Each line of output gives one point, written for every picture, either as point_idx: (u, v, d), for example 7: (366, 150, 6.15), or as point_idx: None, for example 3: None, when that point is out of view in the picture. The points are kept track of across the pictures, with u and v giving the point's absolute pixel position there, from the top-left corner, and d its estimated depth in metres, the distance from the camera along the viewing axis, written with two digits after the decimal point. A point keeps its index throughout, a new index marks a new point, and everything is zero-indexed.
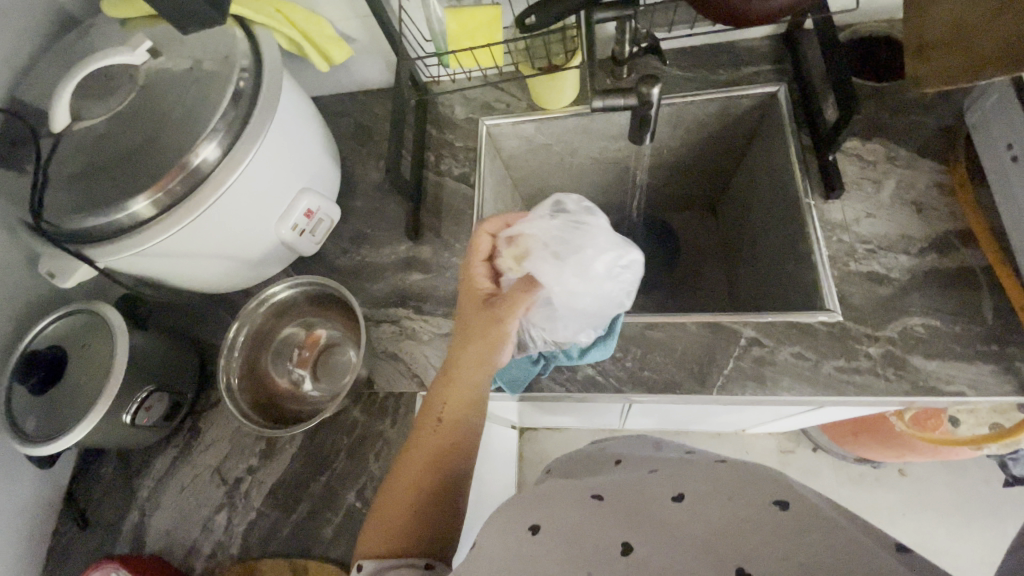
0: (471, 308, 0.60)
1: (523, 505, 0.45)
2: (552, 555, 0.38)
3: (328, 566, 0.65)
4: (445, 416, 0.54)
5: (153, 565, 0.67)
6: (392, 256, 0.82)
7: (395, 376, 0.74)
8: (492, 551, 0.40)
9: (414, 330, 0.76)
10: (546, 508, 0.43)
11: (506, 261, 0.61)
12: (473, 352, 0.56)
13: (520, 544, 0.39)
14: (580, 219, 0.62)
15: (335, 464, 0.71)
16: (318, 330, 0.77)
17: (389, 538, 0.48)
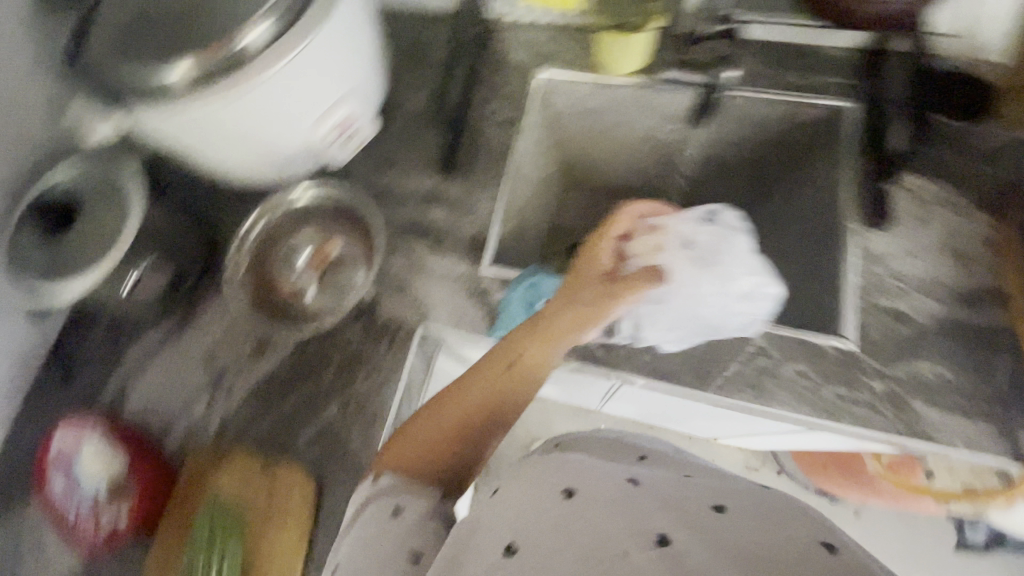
0: (587, 273, 0.61)
1: (558, 464, 0.43)
2: (578, 527, 0.36)
3: (296, 470, 0.66)
4: (517, 365, 0.53)
5: (127, 430, 0.68)
6: (419, 186, 0.80)
7: (399, 306, 0.74)
8: (519, 504, 0.39)
9: (427, 265, 0.75)
10: (583, 474, 0.41)
11: (642, 244, 0.68)
12: (572, 316, 0.56)
13: (546, 506, 0.38)
14: (727, 233, 0.70)
15: (323, 376, 0.71)
16: (332, 244, 0.74)
17: (415, 459, 0.50)
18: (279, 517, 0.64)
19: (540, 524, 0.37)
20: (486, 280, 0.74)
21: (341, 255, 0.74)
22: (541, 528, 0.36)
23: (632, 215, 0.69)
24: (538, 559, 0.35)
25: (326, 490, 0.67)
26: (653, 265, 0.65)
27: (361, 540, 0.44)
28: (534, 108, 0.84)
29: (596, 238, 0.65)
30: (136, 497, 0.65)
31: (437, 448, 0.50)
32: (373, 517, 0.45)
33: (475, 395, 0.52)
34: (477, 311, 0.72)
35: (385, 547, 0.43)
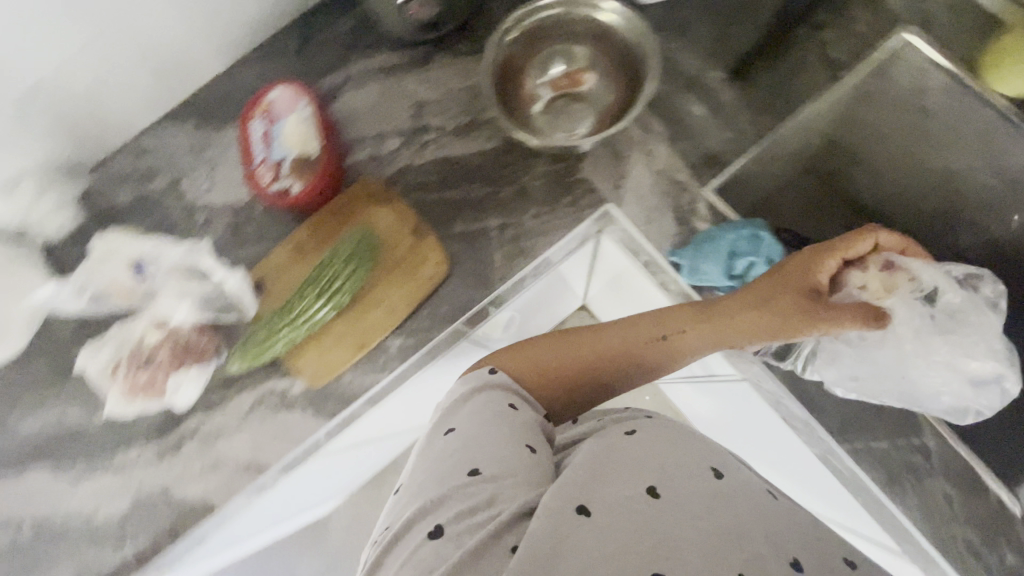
0: (790, 279, 0.50)
1: (708, 444, 0.44)
2: (724, 509, 0.37)
3: (437, 250, 0.69)
4: (670, 337, 0.50)
5: (327, 119, 0.72)
6: (697, 72, 0.71)
7: (604, 171, 0.68)
8: (672, 458, 0.40)
9: (655, 148, 0.68)
10: (733, 469, 0.42)
11: (867, 277, 0.53)
12: (752, 322, 0.50)
13: (698, 475, 0.39)
14: (973, 310, 0.54)
15: (502, 189, 0.71)
16: (588, 74, 0.68)
17: (537, 376, 0.48)
18: (405, 276, 0.68)
19: (685, 487, 0.38)
20: (699, 201, 0.65)
21: (589, 92, 0.68)
22: (685, 490, 0.38)
23: (879, 242, 0.52)
24: (676, 516, 0.36)
25: (449, 282, 0.69)
26: (876, 305, 0.52)
27: (479, 414, 0.43)
28: (868, 71, 0.69)
29: (818, 248, 0.51)
30: (307, 182, 0.69)
31: (564, 379, 0.49)
32: (489, 404, 0.44)
33: (615, 343, 0.50)
34: (673, 224, 0.65)
35: (501, 427, 0.42)
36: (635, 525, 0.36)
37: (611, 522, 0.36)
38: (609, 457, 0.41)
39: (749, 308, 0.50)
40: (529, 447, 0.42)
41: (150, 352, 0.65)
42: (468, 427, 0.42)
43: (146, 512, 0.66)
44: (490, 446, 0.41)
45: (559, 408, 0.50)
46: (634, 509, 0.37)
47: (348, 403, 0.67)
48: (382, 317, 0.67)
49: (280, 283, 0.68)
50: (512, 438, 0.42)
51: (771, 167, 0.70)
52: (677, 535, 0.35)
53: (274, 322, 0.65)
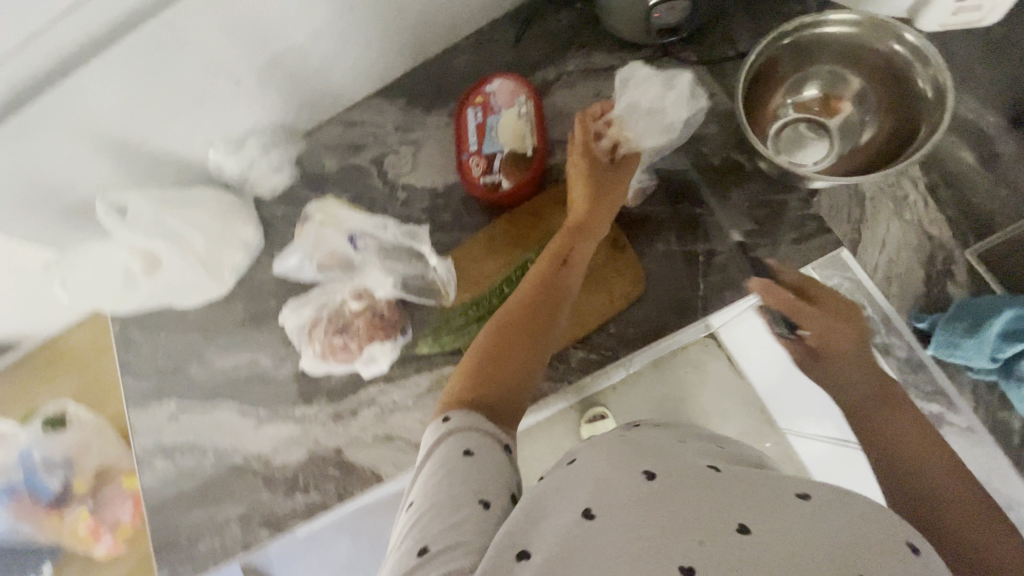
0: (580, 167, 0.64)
1: (635, 440, 0.39)
2: (653, 500, 0.33)
3: (635, 266, 0.65)
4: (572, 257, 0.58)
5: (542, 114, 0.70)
6: (969, 114, 0.62)
7: (841, 214, 0.62)
8: (602, 476, 0.36)
9: (905, 197, 0.62)
10: (669, 455, 0.37)
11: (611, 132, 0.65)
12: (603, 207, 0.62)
13: (623, 482, 0.35)
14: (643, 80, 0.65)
15: (717, 214, 0.65)
16: (848, 107, 0.62)
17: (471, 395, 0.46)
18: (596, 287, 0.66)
19: (607, 496, 0.34)
20: (959, 261, 0.60)
21: (845, 122, 0.63)
22: (617, 500, 0.34)
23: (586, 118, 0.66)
24: (608, 537, 0.32)
25: (644, 300, 0.66)
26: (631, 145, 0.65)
27: (427, 476, 0.41)
28: None
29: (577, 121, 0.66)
30: (518, 180, 0.68)
31: (487, 384, 0.47)
32: (444, 457, 0.41)
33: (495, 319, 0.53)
34: (920, 285, 0.60)
35: (463, 482, 0.39)
36: (575, 558, 0.32)
37: (556, 564, 0.32)
38: (533, 502, 0.37)
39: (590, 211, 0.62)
40: (484, 503, 0.39)
41: (350, 320, 0.68)
42: (416, 496, 0.40)
43: (318, 467, 0.69)
44: (441, 509, 0.38)
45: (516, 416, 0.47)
46: (575, 543, 0.33)
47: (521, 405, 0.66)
48: (574, 324, 0.65)
49: (477, 274, 0.69)
50: (457, 499, 0.38)
51: None
52: (614, 550, 0.32)
53: (468, 313, 0.67)
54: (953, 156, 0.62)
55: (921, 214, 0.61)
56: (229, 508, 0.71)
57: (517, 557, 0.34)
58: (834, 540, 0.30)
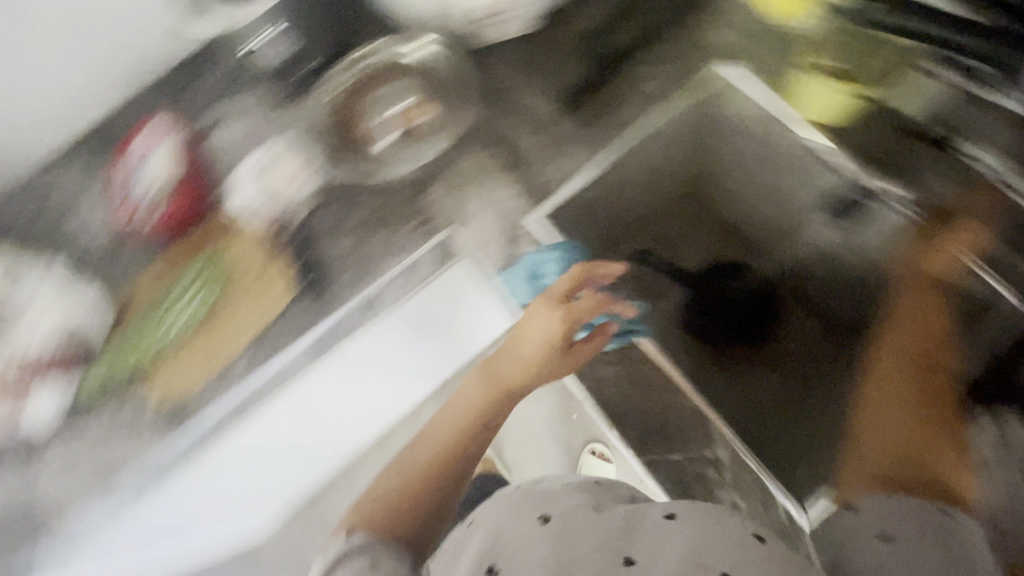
0: (547, 325, 0.61)
1: (539, 499, 0.57)
2: (564, 557, 0.49)
3: (289, 274, 0.74)
4: (504, 380, 0.62)
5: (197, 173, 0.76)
6: (536, 104, 0.76)
7: (443, 199, 0.75)
8: (506, 527, 0.54)
9: (491, 180, 0.75)
10: (567, 507, 0.54)
11: (576, 311, 0.60)
12: (536, 327, 0.61)
13: (531, 531, 0.52)
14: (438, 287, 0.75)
15: (353, 216, 0.76)
16: (424, 110, 0.75)
17: (386, 515, 0.57)
18: (255, 297, 0.73)
19: (534, 558, 0.49)
20: (527, 226, 0.72)
21: (428, 121, 0.76)
22: (522, 558, 0.50)
23: (575, 275, 0.62)
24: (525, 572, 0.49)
25: (301, 301, 0.74)
26: (574, 278, 0.62)
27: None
28: (693, 110, 0.75)
29: (540, 304, 0.62)
30: (163, 219, 0.74)
31: (394, 503, 0.58)
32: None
33: (365, 502, 0.59)
34: (501, 250, 0.74)
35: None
36: (537, 506, 0.55)
37: (563, 529, 0.52)
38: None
39: (523, 368, 0.61)
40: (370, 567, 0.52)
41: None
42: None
43: (20, 512, 0.72)
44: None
45: (408, 534, 0.56)
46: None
47: (198, 416, 0.74)
48: (238, 331, 0.73)
49: (148, 302, 0.74)
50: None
51: (612, 190, 0.77)
52: (581, 534, 0.51)
53: (136, 343, 0.73)
54: (525, 140, 0.76)
55: (502, 194, 0.75)
56: None
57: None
58: (709, 549, 0.48)
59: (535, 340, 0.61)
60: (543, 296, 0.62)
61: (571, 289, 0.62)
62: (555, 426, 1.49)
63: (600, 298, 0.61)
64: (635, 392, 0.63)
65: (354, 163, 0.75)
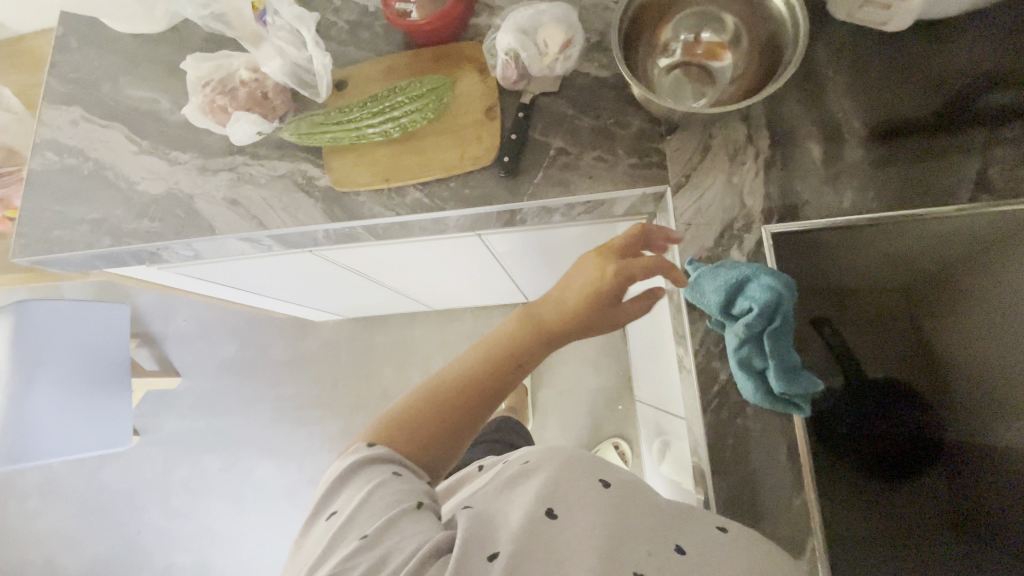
0: (599, 279, 0.58)
1: (596, 461, 0.52)
2: (619, 527, 0.45)
3: (496, 137, 0.70)
4: (540, 326, 0.60)
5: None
6: (835, 114, 0.64)
7: (683, 152, 0.66)
8: (561, 476, 0.49)
9: (744, 163, 0.64)
10: (625, 481, 0.50)
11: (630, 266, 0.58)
12: (585, 279, 0.59)
13: (590, 488, 0.47)
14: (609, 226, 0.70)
15: (582, 119, 0.69)
16: (728, 53, 0.65)
17: (404, 435, 0.56)
18: (455, 141, 0.70)
19: (589, 515, 0.45)
20: (758, 231, 0.61)
21: (721, 70, 0.66)
22: (578, 510, 0.45)
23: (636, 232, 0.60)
24: (579, 523, 0.44)
25: (487, 171, 0.70)
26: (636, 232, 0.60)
27: (379, 508, 0.48)
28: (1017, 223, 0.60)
29: (592, 255, 0.60)
30: (422, 17, 0.72)
31: (416, 426, 0.56)
32: (362, 475, 0.52)
33: (391, 419, 0.57)
34: (711, 238, 0.63)
35: (498, 520, 0.47)
36: (592, 472, 0.50)
37: (613, 502, 0.47)
38: (510, 525, 0.45)
39: (566, 317, 0.60)
40: (396, 473, 0.52)
41: (236, 86, 0.73)
42: (346, 509, 0.49)
43: (170, 204, 0.77)
44: (329, 496, 0.52)
45: (423, 460, 0.56)
46: (538, 533, 0.44)
47: (350, 218, 0.72)
48: (419, 166, 0.70)
49: (361, 92, 0.73)
50: (529, 519, 0.45)
51: (870, 254, 0.63)
52: (632, 514, 0.46)
53: (335, 117, 0.70)
54: (803, 145, 0.64)
55: (747, 183, 0.63)
56: (88, 211, 0.79)
57: (487, 556, 0.43)
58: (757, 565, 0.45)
59: (582, 287, 0.59)
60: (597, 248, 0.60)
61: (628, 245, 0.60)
62: (597, 404, 1.47)
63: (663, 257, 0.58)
64: (752, 458, 0.57)
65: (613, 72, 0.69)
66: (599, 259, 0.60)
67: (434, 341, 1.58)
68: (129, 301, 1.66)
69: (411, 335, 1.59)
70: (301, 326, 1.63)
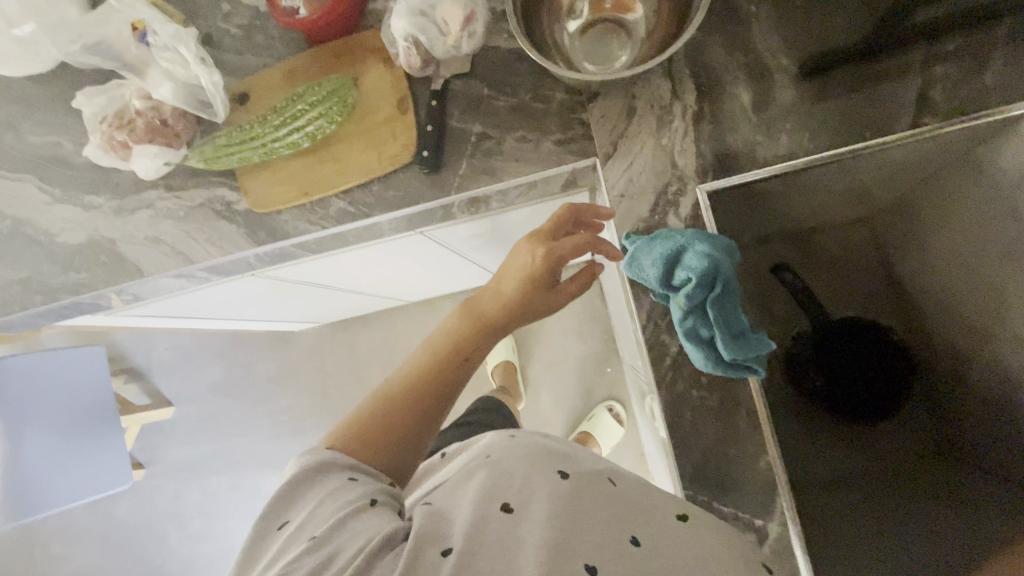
0: (529, 262, 0.62)
1: (556, 453, 0.51)
2: (572, 516, 0.43)
3: (411, 131, 0.66)
4: (482, 316, 0.63)
5: None
6: (761, 54, 0.60)
7: (607, 118, 0.61)
8: (521, 471, 0.47)
9: (671, 122, 0.60)
10: (585, 472, 0.49)
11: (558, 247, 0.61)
12: (517, 265, 0.63)
13: (548, 480, 0.46)
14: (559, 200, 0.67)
15: (498, 98, 0.64)
16: (638, 5, 0.61)
17: (356, 438, 0.57)
18: (370, 142, 0.66)
19: (542, 506, 0.43)
20: (693, 192, 0.59)
21: (635, 24, 0.61)
22: (535, 501, 0.44)
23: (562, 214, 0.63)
24: (532, 519, 0.42)
25: (409, 170, 0.66)
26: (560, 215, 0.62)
27: (331, 510, 0.48)
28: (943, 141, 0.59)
29: (525, 242, 0.63)
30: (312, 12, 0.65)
31: (369, 428, 0.57)
32: (317, 480, 0.52)
33: (344, 427, 0.58)
34: (646, 207, 0.59)
35: (453, 516, 0.45)
36: (558, 458, 0.49)
37: (577, 492, 0.46)
38: (464, 521, 0.43)
39: (502, 303, 0.63)
40: (351, 479, 0.52)
41: (133, 118, 0.69)
42: (299, 516, 0.49)
43: (93, 252, 0.74)
44: (283, 504, 0.51)
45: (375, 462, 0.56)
46: (490, 528, 0.42)
47: (277, 239, 0.69)
48: (337, 174, 0.67)
49: (266, 105, 0.69)
50: (483, 515, 0.43)
51: (799, 191, 0.62)
52: (592, 505, 0.45)
53: (241, 136, 0.67)
54: (731, 93, 0.60)
55: (677, 143, 0.60)
56: (15, 271, 0.77)
57: (439, 552, 0.41)
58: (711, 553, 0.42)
59: (516, 273, 0.63)
60: (527, 236, 0.64)
61: (556, 226, 0.63)
62: (585, 370, 1.47)
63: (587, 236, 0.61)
64: (712, 429, 0.56)
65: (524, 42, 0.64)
66: (529, 244, 0.63)
67: (417, 332, 1.56)
68: (106, 339, 1.64)
69: (393, 331, 1.58)
70: (282, 338, 1.61)
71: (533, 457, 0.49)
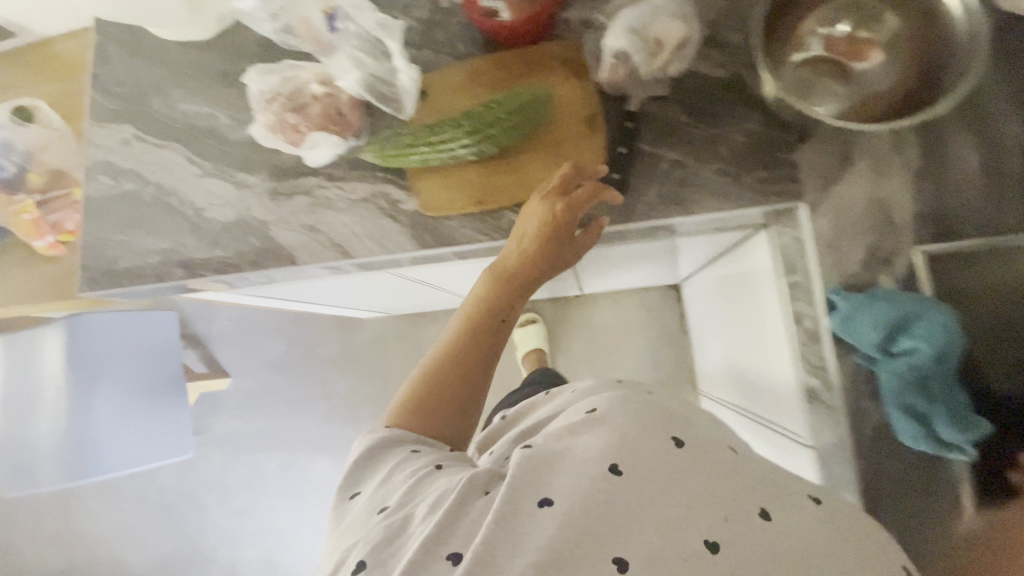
0: (549, 221, 0.59)
1: (671, 409, 0.43)
2: (687, 485, 0.36)
3: (600, 151, 0.63)
4: (505, 273, 0.60)
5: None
6: (999, 114, 0.56)
7: (818, 164, 0.59)
8: (628, 430, 0.39)
9: (889, 177, 0.57)
10: (700, 434, 0.41)
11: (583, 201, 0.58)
12: (534, 223, 0.59)
13: (662, 448, 0.38)
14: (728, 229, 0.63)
15: (698, 128, 0.62)
16: (875, 57, 0.56)
17: (415, 414, 0.54)
18: (554, 157, 0.64)
19: (654, 475, 0.37)
20: (909, 254, 0.56)
21: (863, 73, 0.57)
22: (650, 470, 0.37)
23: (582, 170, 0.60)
24: (642, 490, 0.36)
25: None
26: (582, 170, 0.59)
27: (400, 478, 0.45)
28: None
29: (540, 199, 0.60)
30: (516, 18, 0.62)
31: (424, 401, 0.54)
32: (383, 451, 0.50)
33: (400, 405, 0.55)
34: (854, 262, 0.57)
35: (554, 467, 0.39)
36: (670, 416, 0.41)
37: (694, 459, 0.38)
38: (569, 474, 0.38)
39: (535, 262, 0.60)
40: (416, 451, 0.50)
41: (306, 101, 0.67)
42: (373, 482, 0.47)
43: (242, 232, 0.72)
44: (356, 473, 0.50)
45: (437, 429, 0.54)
46: (596, 492, 0.36)
47: (441, 243, 0.67)
48: (516, 186, 0.65)
49: (445, 104, 0.66)
50: (586, 476, 0.37)
51: None
52: (711, 474, 0.37)
53: (421, 135, 0.64)
54: (959, 152, 0.56)
55: (894, 199, 0.57)
56: (153, 240, 0.74)
57: (538, 501, 0.37)
58: (850, 547, 0.35)
59: (539, 232, 0.59)
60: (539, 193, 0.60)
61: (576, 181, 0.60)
62: None
63: (598, 189, 0.59)
64: (906, 500, 0.54)
65: (733, 73, 0.61)
66: (541, 200, 0.59)
67: None
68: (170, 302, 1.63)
69: None
70: (346, 323, 1.59)
71: (636, 414, 0.41)
